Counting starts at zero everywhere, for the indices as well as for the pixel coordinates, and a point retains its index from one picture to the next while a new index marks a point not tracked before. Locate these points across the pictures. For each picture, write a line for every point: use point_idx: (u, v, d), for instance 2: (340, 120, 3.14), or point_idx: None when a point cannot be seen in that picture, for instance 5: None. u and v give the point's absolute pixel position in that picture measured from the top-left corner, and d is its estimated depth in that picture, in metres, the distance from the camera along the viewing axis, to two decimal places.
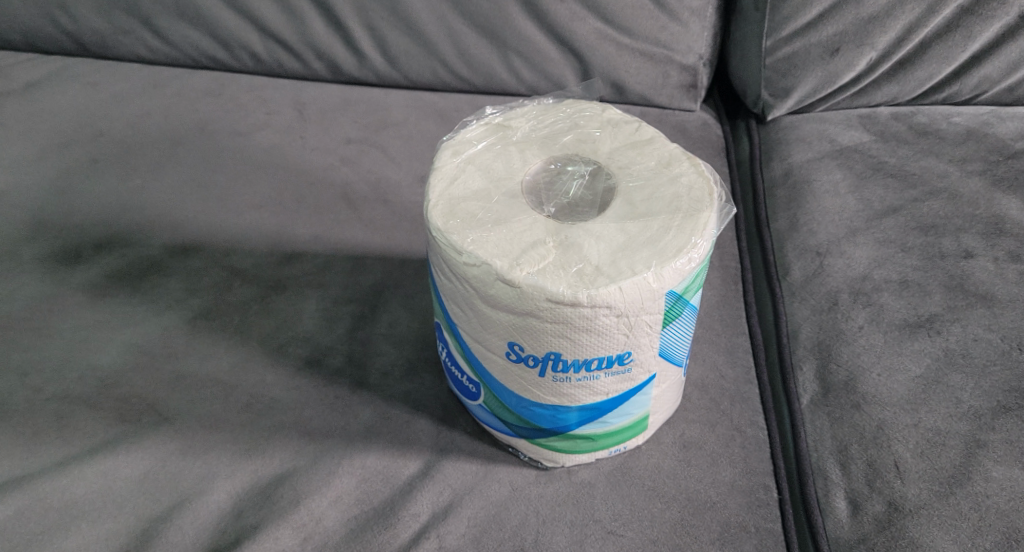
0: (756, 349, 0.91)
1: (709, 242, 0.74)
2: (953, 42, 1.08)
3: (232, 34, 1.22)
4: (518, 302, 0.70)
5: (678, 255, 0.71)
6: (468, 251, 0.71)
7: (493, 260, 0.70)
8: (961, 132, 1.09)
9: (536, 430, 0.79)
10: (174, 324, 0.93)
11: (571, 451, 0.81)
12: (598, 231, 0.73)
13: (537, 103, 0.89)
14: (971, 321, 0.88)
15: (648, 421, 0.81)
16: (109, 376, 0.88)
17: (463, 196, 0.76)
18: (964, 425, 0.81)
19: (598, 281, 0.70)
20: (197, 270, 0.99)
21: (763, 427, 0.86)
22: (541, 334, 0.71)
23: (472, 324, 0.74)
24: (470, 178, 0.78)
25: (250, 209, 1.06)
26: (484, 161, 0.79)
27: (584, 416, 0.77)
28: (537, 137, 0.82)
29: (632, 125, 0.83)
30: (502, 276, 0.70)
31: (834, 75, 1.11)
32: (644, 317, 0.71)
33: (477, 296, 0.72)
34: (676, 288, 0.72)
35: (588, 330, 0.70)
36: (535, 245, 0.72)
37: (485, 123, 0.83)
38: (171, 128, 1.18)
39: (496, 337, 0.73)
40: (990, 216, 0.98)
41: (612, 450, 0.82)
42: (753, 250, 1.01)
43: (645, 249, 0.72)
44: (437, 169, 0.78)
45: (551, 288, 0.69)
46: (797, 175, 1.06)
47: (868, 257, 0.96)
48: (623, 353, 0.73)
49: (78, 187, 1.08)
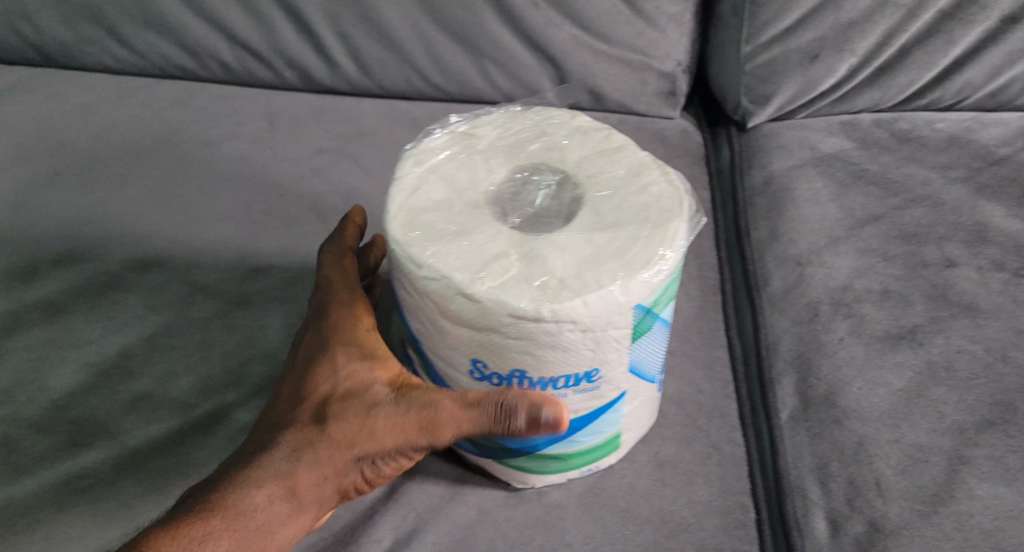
0: (734, 363, 0.88)
1: (679, 253, 0.71)
2: (934, 47, 1.07)
3: (200, 43, 1.19)
4: (481, 317, 0.68)
5: (645, 267, 0.69)
6: (428, 264, 0.69)
7: (453, 274, 0.68)
8: (944, 138, 1.09)
9: (503, 451, 0.75)
10: (132, 343, 0.90)
11: (539, 472, 0.77)
12: (564, 242, 0.71)
13: (504, 109, 0.86)
14: (954, 332, 0.86)
15: (619, 439, 0.78)
16: (61, 399, 0.85)
17: (424, 206, 0.73)
18: (947, 440, 0.78)
19: (562, 296, 0.67)
20: (158, 285, 0.96)
21: (741, 444, 0.82)
22: (505, 350, 0.69)
23: (436, 339, 0.72)
24: (432, 189, 0.75)
25: (216, 221, 1.04)
26: (447, 170, 0.76)
27: (551, 436, 0.74)
28: (503, 146, 0.79)
29: (602, 132, 0.80)
30: (463, 290, 0.68)
31: (814, 81, 1.10)
32: (611, 332, 0.69)
33: (439, 311, 0.70)
34: (644, 302, 0.69)
35: (553, 345, 0.68)
36: (497, 257, 0.69)
37: (450, 131, 0.80)
38: (136, 139, 1.15)
39: (460, 354, 0.71)
40: (974, 224, 0.97)
41: (583, 470, 0.79)
42: (733, 260, 0.98)
43: (612, 261, 0.69)
44: (398, 180, 0.76)
45: (513, 303, 0.67)
46: (777, 184, 1.04)
47: (849, 267, 0.93)
48: (590, 371, 0.70)
49: (38, 200, 1.05)
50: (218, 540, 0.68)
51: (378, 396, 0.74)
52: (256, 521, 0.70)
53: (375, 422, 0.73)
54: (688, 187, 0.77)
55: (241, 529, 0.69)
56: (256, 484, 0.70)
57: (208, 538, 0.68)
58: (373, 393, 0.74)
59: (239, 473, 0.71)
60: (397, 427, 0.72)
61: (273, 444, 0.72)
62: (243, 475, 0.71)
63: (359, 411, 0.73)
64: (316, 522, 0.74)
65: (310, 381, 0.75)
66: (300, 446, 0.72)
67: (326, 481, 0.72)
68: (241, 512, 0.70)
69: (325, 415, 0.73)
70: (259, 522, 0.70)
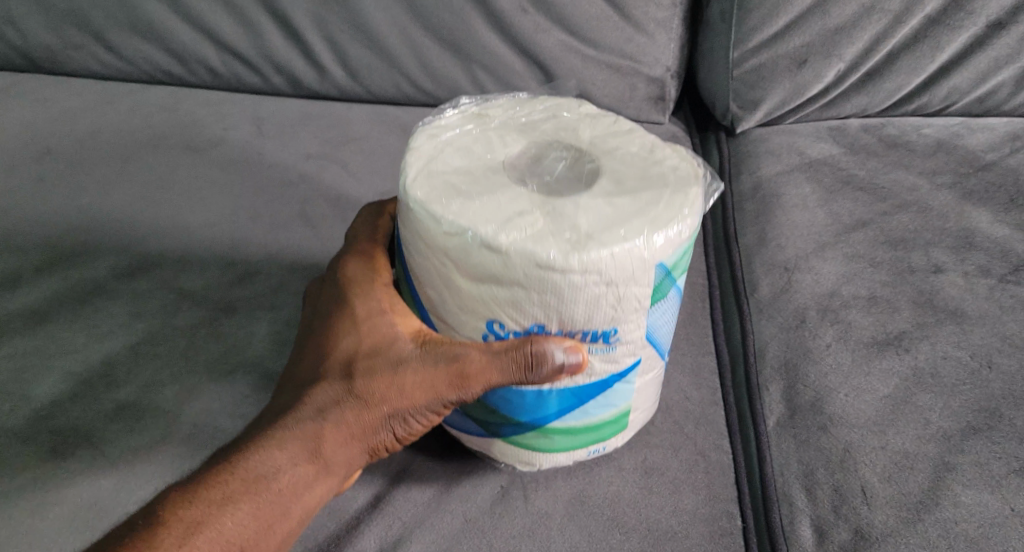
0: (721, 370, 0.88)
1: (698, 217, 0.72)
2: (921, 53, 1.08)
3: (188, 48, 1.19)
4: (505, 269, 0.68)
5: (670, 223, 0.70)
6: (451, 220, 0.69)
7: (478, 226, 0.68)
8: (931, 144, 1.09)
9: (513, 426, 0.76)
10: (116, 351, 0.90)
11: (548, 450, 0.78)
12: (586, 202, 0.71)
13: (511, 97, 0.86)
14: (940, 338, 0.86)
15: (629, 418, 0.79)
16: (44, 408, 0.85)
17: (445, 168, 0.73)
18: (933, 447, 0.79)
19: (589, 247, 0.68)
20: (143, 292, 0.95)
21: (728, 451, 0.82)
22: (526, 307, 0.70)
23: (453, 302, 0.72)
24: (449, 157, 0.75)
25: (202, 227, 1.03)
26: (463, 143, 0.76)
27: (563, 405, 0.74)
28: (516, 125, 0.79)
29: (611, 117, 0.80)
30: (488, 242, 0.68)
31: (803, 86, 1.10)
32: (634, 288, 0.70)
33: (461, 268, 0.70)
34: (666, 262, 0.71)
35: (576, 299, 0.69)
36: (521, 213, 0.69)
37: (462, 111, 0.80)
38: (122, 146, 1.14)
39: (476, 316, 0.72)
40: (960, 229, 0.97)
41: (591, 451, 0.79)
42: (722, 267, 0.98)
43: (636, 217, 0.70)
44: (414, 149, 0.75)
45: (540, 254, 0.67)
46: (766, 189, 1.04)
47: (837, 273, 0.94)
48: (609, 331, 0.71)
49: (23, 207, 1.05)
50: (241, 502, 0.70)
51: (402, 352, 0.74)
52: (282, 482, 0.71)
53: (401, 378, 0.73)
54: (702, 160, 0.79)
55: (267, 490, 0.71)
56: (279, 445, 0.72)
57: (229, 501, 0.70)
58: (396, 347, 0.74)
59: (263, 434, 0.73)
60: (421, 380, 0.73)
61: (299, 403, 0.74)
62: (267, 437, 0.72)
63: (383, 367, 0.74)
64: (345, 481, 0.75)
65: (335, 341, 0.77)
66: (326, 406, 0.74)
67: (352, 439, 0.74)
68: (263, 475, 0.71)
69: (350, 372, 0.75)
70: (285, 483, 0.71)
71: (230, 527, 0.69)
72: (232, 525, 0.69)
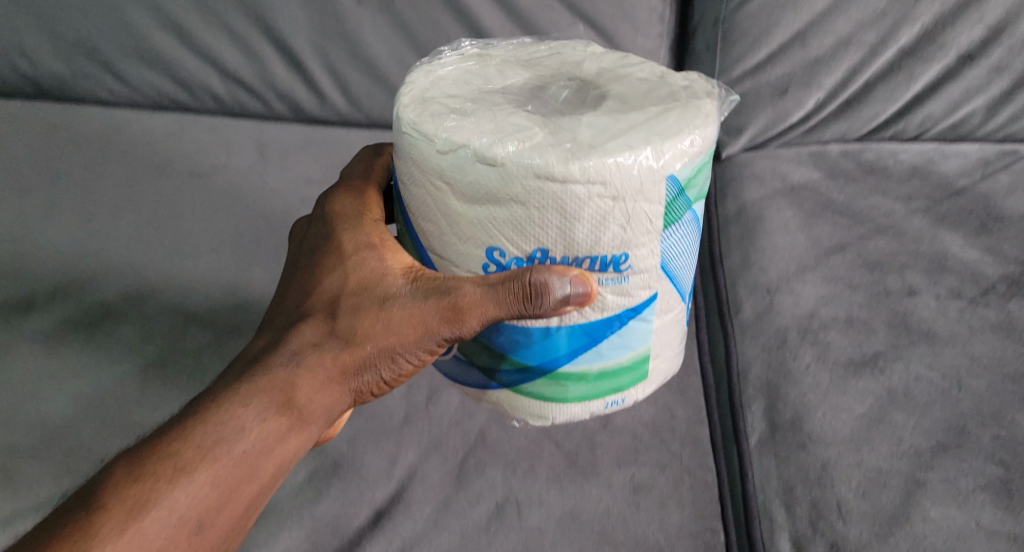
0: (706, 390, 0.92)
1: (710, 129, 0.82)
2: (895, 83, 1.14)
3: (194, 77, 1.23)
4: (505, 179, 0.77)
5: (677, 135, 0.79)
6: (444, 137, 0.78)
7: (474, 139, 0.78)
8: (907, 169, 1.14)
9: (530, 373, 0.87)
10: (127, 373, 0.93)
11: (562, 401, 0.88)
12: (588, 120, 0.80)
13: (513, 42, 0.97)
14: (913, 359, 0.91)
15: (647, 370, 0.89)
16: (58, 429, 0.88)
17: (442, 96, 0.84)
18: (904, 463, 0.83)
19: (587, 153, 0.77)
20: (152, 315, 0.99)
21: (712, 468, 0.86)
22: (528, 225, 0.79)
23: (456, 224, 0.81)
24: (449, 88, 0.86)
25: (207, 250, 1.08)
26: (461, 78, 0.87)
27: (577, 348, 0.85)
28: (515, 66, 0.90)
29: (616, 59, 0.92)
30: (483, 154, 0.77)
31: (784, 114, 1.16)
32: (641, 204, 0.79)
33: (461, 184, 0.79)
34: (677, 176, 0.80)
35: (581, 213, 0.78)
36: (522, 129, 0.79)
37: (464, 55, 0.92)
38: (130, 172, 1.19)
39: (479, 240, 0.81)
40: (933, 253, 1.02)
41: (608, 403, 0.90)
42: (708, 289, 1.02)
43: (641, 130, 0.79)
44: (412, 83, 0.86)
45: (538, 162, 0.76)
46: (750, 213, 1.09)
47: (816, 295, 0.98)
48: (619, 257, 0.81)
49: (36, 234, 1.09)
50: (202, 466, 0.74)
51: (389, 289, 0.81)
52: (252, 435, 0.77)
53: (386, 314, 0.80)
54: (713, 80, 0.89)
55: (232, 448, 0.76)
56: (247, 400, 0.78)
57: (184, 472, 0.74)
58: (382, 287, 0.82)
59: (228, 394, 0.78)
60: (408, 315, 0.80)
61: (284, 344, 0.81)
62: (233, 395, 0.78)
63: (369, 305, 0.81)
64: (326, 425, 0.81)
65: (320, 284, 0.84)
66: (305, 349, 0.81)
67: (331, 382, 0.80)
68: (228, 434, 0.76)
69: (335, 312, 0.82)
70: (254, 437, 0.76)
71: (185, 498, 0.73)
72: (189, 496, 0.73)
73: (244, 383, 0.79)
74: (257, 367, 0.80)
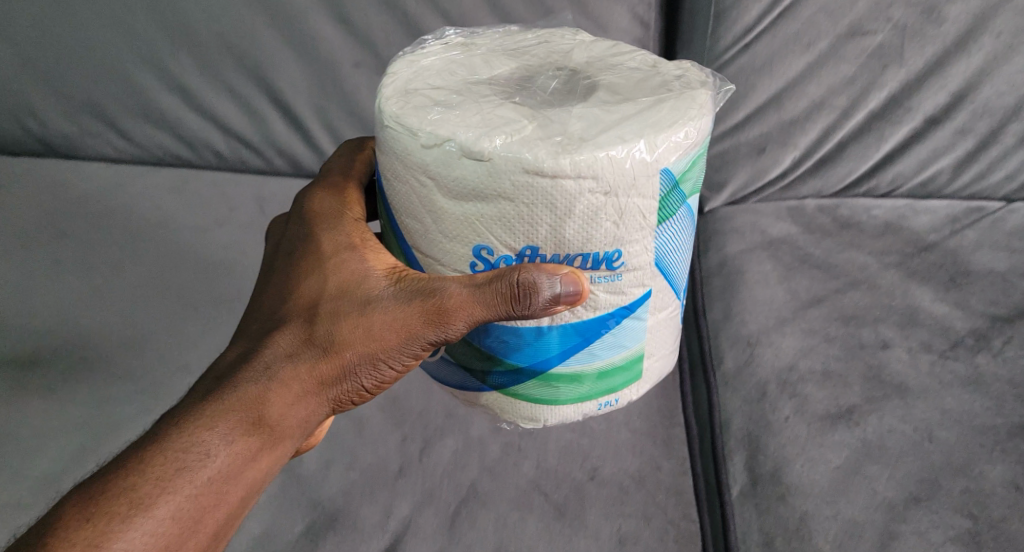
0: (690, 440, 0.96)
1: (704, 118, 0.82)
2: (868, 142, 1.19)
3: (196, 135, 1.27)
4: (495, 174, 0.77)
5: (670, 127, 0.79)
6: (428, 131, 0.79)
7: (460, 133, 0.78)
8: (880, 225, 1.19)
9: (523, 375, 0.86)
10: (131, 423, 0.97)
11: (556, 402, 0.88)
12: (578, 112, 0.81)
13: (498, 30, 0.98)
14: (886, 412, 0.95)
15: (642, 366, 0.89)
16: (63, 479, 0.91)
17: (426, 89, 0.85)
18: (878, 515, 0.87)
19: (578, 148, 0.77)
20: (155, 366, 1.03)
21: (695, 519, 0.89)
22: (518, 224, 0.79)
23: (445, 223, 0.81)
24: (434, 80, 0.86)
25: (209, 302, 1.11)
26: (446, 71, 0.88)
27: (569, 349, 0.84)
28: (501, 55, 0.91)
29: (604, 48, 0.92)
30: (471, 149, 0.77)
31: (762, 171, 1.21)
32: (634, 199, 0.79)
33: (449, 180, 0.79)
34: (670, 168, 0.80)
35: (574, 210, 0.78)
36: (511, 123, 0.79)
37: (449, 45, 0.92)
38: (133, 226, 1.22)
39: (469, 238, 0.81)
40: (905, 307, 1.06)
41: (600, 403, 0.89)
42: (692, 341, 1.06)
43: (632, 122, 0.79)
44: (395, 75, 0.87)
45: (527, 156, 0.76)
46: (731, 265, 1.13)
47: (795, 347, 1.02)
48: (612, 253, 0.81)
49: (41, 288, 1.12)
50: (159, 498, 0.76)
51: (372, 294, 0.82)
52: (215, 460, 0.78)
53: (367, 320, 0.81)
54: (706, 70, 0.89)
55: (195, 475, 0.77)
56: (209, 425, 0.78)
57: (140, 506, 0.75)
58: (364, 290, 0.83)
59: (192, 418, 0.79)
60: (387, 321, 0.81)
61: (262, 352, 0.82)
62: (196, 418, 0.79)
63: (350, 310, 0.82)
64: (297, 438, 0.83)
65: (298, 288, 0.85)
66: (278, 360, 0.82)
67: (305, 395, 0.82)
68: (189, 460, 0.77)
69: (313, 319, 0.83)
70: (218, 461, 0.78)
71: (141, 536, 0.75)
72: (144, 531, 0.75)
73: (211, 401, 0.80)
74: (224, 382, 0.81)
